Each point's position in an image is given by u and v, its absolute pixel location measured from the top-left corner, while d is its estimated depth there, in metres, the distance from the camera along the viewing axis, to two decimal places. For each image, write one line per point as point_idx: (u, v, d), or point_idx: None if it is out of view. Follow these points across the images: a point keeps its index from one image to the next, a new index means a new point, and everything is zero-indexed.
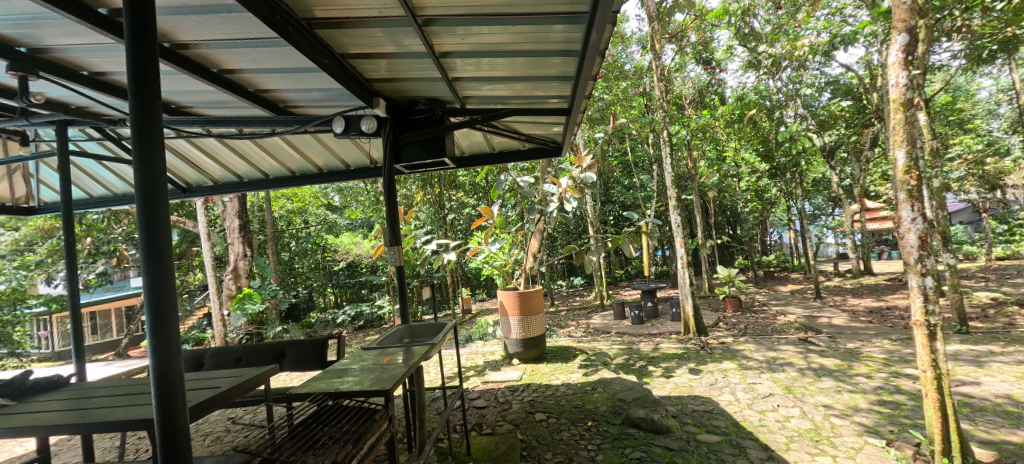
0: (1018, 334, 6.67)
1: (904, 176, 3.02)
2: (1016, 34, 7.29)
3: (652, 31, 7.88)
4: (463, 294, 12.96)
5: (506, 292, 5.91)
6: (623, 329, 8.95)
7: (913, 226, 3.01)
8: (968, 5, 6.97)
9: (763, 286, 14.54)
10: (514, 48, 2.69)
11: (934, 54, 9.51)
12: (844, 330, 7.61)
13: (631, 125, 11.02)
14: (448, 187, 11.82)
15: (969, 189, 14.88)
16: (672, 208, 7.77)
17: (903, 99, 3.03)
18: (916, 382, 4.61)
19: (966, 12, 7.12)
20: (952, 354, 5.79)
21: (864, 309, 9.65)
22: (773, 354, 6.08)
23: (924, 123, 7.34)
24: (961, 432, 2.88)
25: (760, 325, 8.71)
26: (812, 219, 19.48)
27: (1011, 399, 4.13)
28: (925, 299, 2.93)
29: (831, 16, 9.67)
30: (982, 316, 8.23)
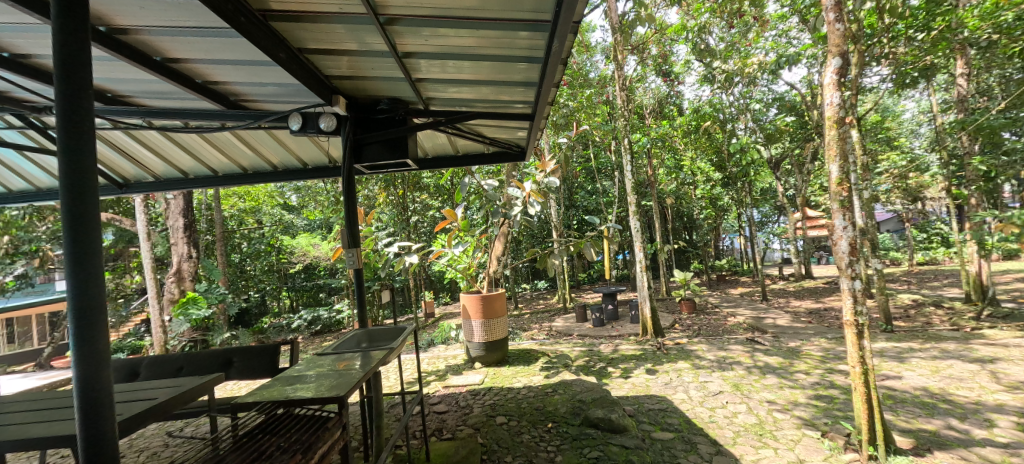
0: (934, 332, 7.38)
1: (838, 188, 3.27)
2: (932, 62, 8.14)
3: (615, 41, 8.14)
4: (427, 298, 12.74)
5: (469, 295, 5.88)
6: (584, 332, 9.14)
7: (845, 233, 3.26)
8: (893, 35, 7.74)
9: (716, 289, 15.30)
10: (479, 52, 2.70)
11: (866, 77, 10.42)
12: (787, 330, 8.14)
13: (595, 132, 11.31)
14: (413, 189, 11.63)
15: (895, 201, 16.32)
16: (632, 213, 8.00)
17: (837, 117, 3.28)
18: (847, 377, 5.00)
19: (892, 41, 7.90)
20: (879, 351, 6.31)
21: (805, 310, 10.34)
22: (724, 353, 6.38)
23: (856, 140, 8.04)
24: (884, 422, 3.14)
25: (712, 326, 9.15)
26: (760, 225, 20.71)
27: (929, 391, 4.56)
28: (854, 300, 3.19)
29: (777, 37, 10.30)
30: (903, 316, 9.07)
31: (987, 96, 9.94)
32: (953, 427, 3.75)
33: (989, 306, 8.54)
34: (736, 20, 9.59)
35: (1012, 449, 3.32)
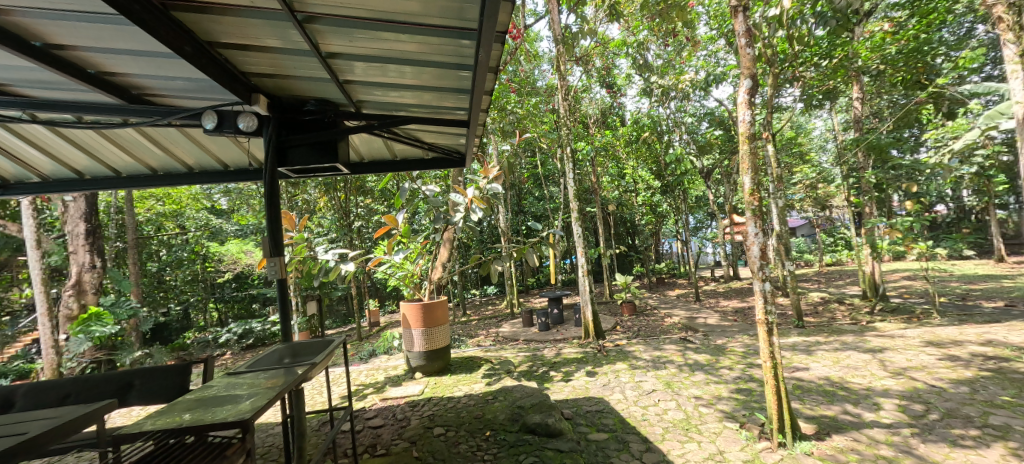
0: (838, 326, 8.25)
1: (750, 198, 3.57)
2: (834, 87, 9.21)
3: (558, 52, 8.36)
4: (371, 306, 12.27)
5: (409, 303, 5.73)
6: (530, 336, 9.23)
7: (757, 239, 3.54)
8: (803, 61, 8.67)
9: (655, 292, 16.11)
10: (408, 57, 2.66)
11: (781, 97, 11.55)
12: (716, 329, 8.73)
13: (542, 140, 11.55)
14: (357, 193, 11.20)
15: (807, 208, 18.12)
16: (575, 219, 8.21)
17: (749, 133, 3.59)
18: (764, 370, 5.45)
19: (802, 66, 8.86)
20: (792, 345, 6.94)
21: (732, 309, 11.17)
22: (658, 353, 6.72)
23: (772, 154, 8.89)
24: (790, 411, 3.44)
25: (650, 327, 9.61)
26: (694, 231, 22.11)
27: (830, 380, 5.08)
28: (765, 300, 3.48)
29: (707, 57, 11.09)
30: (813, 312, 10.09)
31: (878, 118, 11.36)
32: (848, 412, 4.20)
33: (881, 301, 9.71)
34: (671, 39, 10.25)
35: (893, 429, 3.77)
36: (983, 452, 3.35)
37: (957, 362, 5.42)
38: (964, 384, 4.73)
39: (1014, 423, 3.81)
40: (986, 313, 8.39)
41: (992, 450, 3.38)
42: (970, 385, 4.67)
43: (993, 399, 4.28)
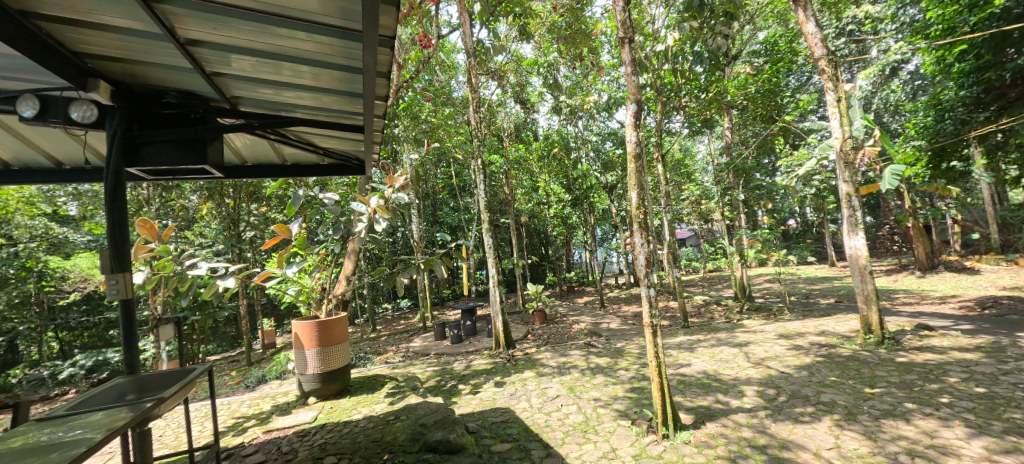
0: (717, 325, 9.34)
1: (637, 212, 3.94)
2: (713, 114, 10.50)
3: (469, 66, 8.30)
4: (264, 327, 11.04)
5: (302, 321, 5.22)
6: (441, 350, 8.99)
7: (643, 249, 3.87)
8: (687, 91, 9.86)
9: (564, 300, 16.83)
10: (288, 53, 2.48)
11: (671, 122, 12.91)
12: (617, 332, 9.34)
13: (456, 151, 11.50)
14: (248, 200, 10.05)
15: (693, 221, 20.41)
16: (485, 231, 8.22)
17: (635, 153, 4.00)
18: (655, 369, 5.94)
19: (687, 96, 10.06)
20: (680, 344, 7.68)
21: (632, 314, 12.10)
22: (564, 359, 6.97)
23: (663, 174, 9.92)
24: (672, 405, 3.77)
25: (559, 334, 9.96)
26: (599, 241, 23.61)
27: (707, 373, 5.71)
28: (650, 305, 3.80)
29: (611, 82, 12.01)
30: (697, 313, 11.38)
31: (745, 144, 13.23)
32: (720, 401, 4.76)
33: (748, 302, 11.22)
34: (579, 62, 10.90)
35: (753, 412, 4.35)
36: (817, 426, 4.00)
37: (801, 351, 6.44)
38: (805, 369, 5.63)
39: (838, 398, 4.62)
40: (822, 308, 10.13)
41: (823, 423, 4.07)
42: (809, 369, 5.58)
43: (825, 380, 5.15)
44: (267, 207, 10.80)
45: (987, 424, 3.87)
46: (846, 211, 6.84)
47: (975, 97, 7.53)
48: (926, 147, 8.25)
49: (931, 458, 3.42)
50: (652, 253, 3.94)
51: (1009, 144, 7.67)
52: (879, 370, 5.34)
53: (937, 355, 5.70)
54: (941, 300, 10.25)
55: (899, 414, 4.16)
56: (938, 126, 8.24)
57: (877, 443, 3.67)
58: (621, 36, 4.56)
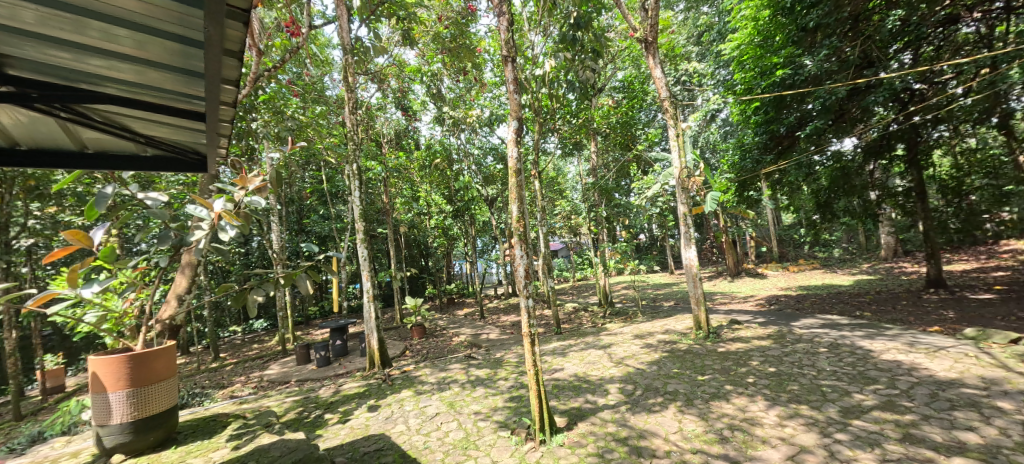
0: (585, 330, 10.10)
1: (517, 225, 3.99)
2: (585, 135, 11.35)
3: (346, 62, 7.67)
4: (52, 365, 8.49)
5: (99, 357, 3.98)
6: (305, 375, 7.97)
7: (523, 260, 3.96)
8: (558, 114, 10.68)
9: (444, 312, 16.54)
10: (94, 7, 1.95)
11: (546, 142, 13.73)
12: (496, 343, 9.46)
13: (328, 154, 10.51)
14: (30, 200, 7.67)
15: (564, 234, 22.02)
16: (360, 241, 7.57)
17: (516, 168, 4.12)
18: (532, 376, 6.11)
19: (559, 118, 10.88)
20: (553, 350, 8.06)
21: (509, 323, 12.45)
22: (444, 374, 6.74)
23: (539, 189, 10.47)
24: (548, 411, 3.89)
25: (438, 348, 9.68)
26: (479, 253, 23.92)
27: (577, 376, 6.09)
28: (528, 316, 3.87)
29: (493, 99, 12.33)
30: (568, 319, 12.27)
31: (608, 166, 14.74)
32: (588, 401, 5.10)
33: (610, 307, 12.43)
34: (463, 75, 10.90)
35: (616, 408, 4.74)
36: (667, 415, 4.52)
37: (652, 348, 7.29)
38: (656, 364, 6.36)
39: (680, 387, 5.30)
40: (666, 309, 11.72)
41: (669, 411, 4.63)
42: (658, 364, 6.33)
43: (670, 372, 5.87)
44: (63, 209, 8.40)
45: (777, 396, 4.79)
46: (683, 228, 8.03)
47: (765, 144, 9.69)
48: (735, 178, 10.21)
49: (745, 430, 4.11)
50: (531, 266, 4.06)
51: (784, 180, 10.00)
52: (707, 360, 6.30)
53: (745, 344, 6.96)
54: (746, 299, 12.73)
55: (722, 395, 4.93)
56: (743, 163, 10.28)
57: (709, 423, 4.30)
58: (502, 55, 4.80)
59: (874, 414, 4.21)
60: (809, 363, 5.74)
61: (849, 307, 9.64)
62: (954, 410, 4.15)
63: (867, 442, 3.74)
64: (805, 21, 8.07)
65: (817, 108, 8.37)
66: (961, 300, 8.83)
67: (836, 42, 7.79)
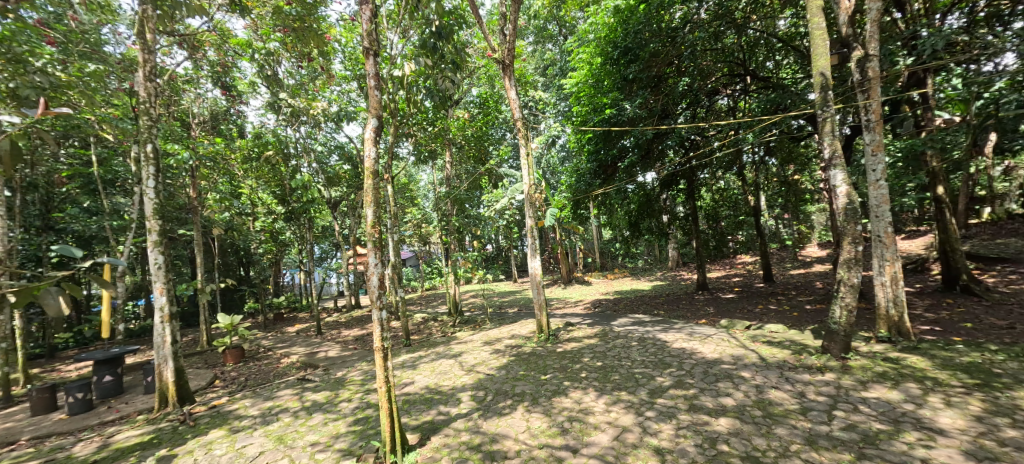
0: (434, 340, 9.86)
1: (371, 231, 3.77)
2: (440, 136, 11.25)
3: (143, 14, 6.01)
4: None
5: None
6: (46, 428, 5.76)
7: (377, 269, 3.80)
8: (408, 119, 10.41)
9: (270, 330, 14.30)
10: None
11: (399, 147, 13.13)
12: (335, 361, 8.52)
13: (110, 130, 8.13)
14: None
15: (414, 242, 21.46)
16: (152, 245, 5.79)
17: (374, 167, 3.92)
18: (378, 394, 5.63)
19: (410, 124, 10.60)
20: (401, 363, 7.61)
21: (352, 338, 11.45)
22: (270, 403, 5.69)
23: (390, 194, 9.90)
24: (400, 427, 3.70)
25: (262, 373, 8.24)
26: (317, 261, 21.52)
27: (429, 389, 5.84)
28: (381, 329, 3.53)
29: (341, 93, 11.29)
30: (416, 331, 11.90)
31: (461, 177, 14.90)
32: (440, 413, 4.91)
33: (460, 316, 12.45)
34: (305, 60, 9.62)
35: (469, 417, 4.71)
36: (518, 416, 4.64)
37: (500, 354, 7.46)
38: (504, 368, 6.50)
39: (526, 388, 5.49)
40: (512, 316, 12.27)
41: (518, 412, 4.74)
42: (505, 368, 6.47)
43: (517, 375, 6.06)
44: None
45: (604, 386, 5.31)
46: (529, 238, 8.48)
47: (595, 170, 10.86)
48: (571, 197, 11.32)
49: (580, 419, 4.42)
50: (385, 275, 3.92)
51: (606, 202, 11.34)
52: (549, 360, 6.70)
53: (578, 343, 7.65)
54: (578, 304, 14.21)
55: (562, 391, 5.26)
56: (577, 185, 11.50)
57: (551, 418, 4.51)
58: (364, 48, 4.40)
59: (669, 392, 4.92)
60: (626, 355, 6.58)
61: (650, 307, 11.57)
62: (716, 381, 5.08)
63: (665, 415, 4.32)
64: (627, 72, 9.46)
65: (631, 144, 9.84)
66: (722, 299, 11.41)
67: (645, 94, 9.41)
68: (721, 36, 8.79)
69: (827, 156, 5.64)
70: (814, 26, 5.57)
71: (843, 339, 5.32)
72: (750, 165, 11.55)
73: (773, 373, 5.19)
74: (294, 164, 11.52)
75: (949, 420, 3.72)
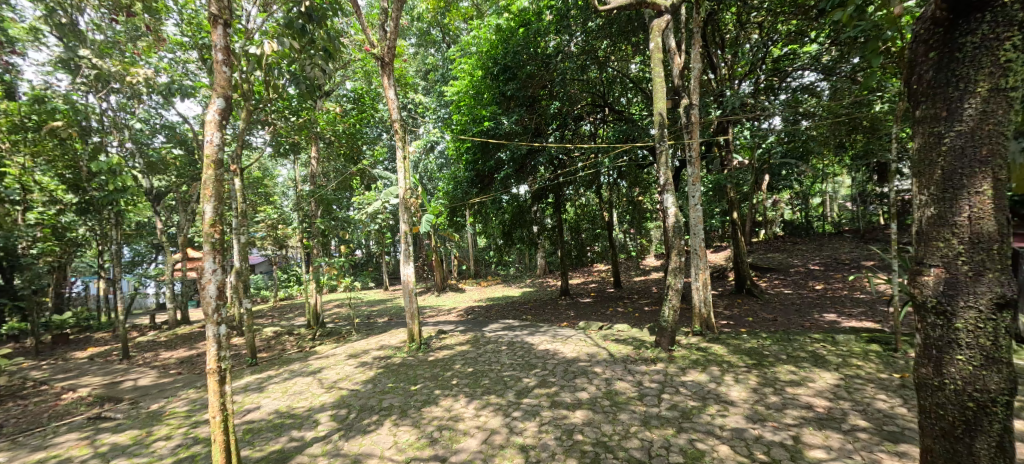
0: (285, 357, 8.83)
1: (211, 229, 3.84)
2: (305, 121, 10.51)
3: None
4: None
5: None
6: None
7: (213, 276, 3.86)
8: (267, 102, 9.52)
9: (51, 357, 11.14)
10: None
11: (252, 135, 11.54)
12: (150, 391, 7.04)
13: None
14: None
15: (267, 246, 19.02)
16: None
17: (215, 157, 3.93)
18: (211, 426, 4.84)
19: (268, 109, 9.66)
20: (242, 387, 6.62)
21: (175, 361, 9.75)
22: (45, 455, 4.43)
23: (237, 188, 8.68)
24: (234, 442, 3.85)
25: (34, 415, 6.36)
26: (129, 267, 17.49)
27: (278, 413, 5.23)
28: (218, 348, 3.64)
29: (174, 63, 9.50)
30: (266, 348, 10.53)
31: (328, 176, 13.76)
32: (292, 440, 4.44)
33: (321, 328, 11.39)
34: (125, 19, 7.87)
35: (327, 439, 4.37)
36: (380, 431, 4.45)
37: (366, 367, 7.03)
38: (369, 382, 6.16)
39: (394, 401, 5.28)
40: (380, 326, 11.69)
41: (384, 427, 4.54)
42: (372, 382, 6.13)
43: (384, 388, 5.79)
44: None
45: (474, 391, 5.40)
46: (402, 245, 8.20)
47: (472, 179, 11.04)
48: (447, 204, 11.28)
49: (450, 427, 4.41)
50: (223, 280, 3.99)
51: (482, 210, 11.71)
52: (419, 369, 6.56)
53: (450, 350, 7.65)
54: (450, 311, 14.20)
55: (432, 400, 5.19)
56: (454, 192, 11.46)
57: (421, 429, 4.41)
58: (209, 18, 4.09)
59: (534, 391, 5.22)
60: (495, 360, 6.79)
61: (517, 313, 12.16)
62: (574, 378, 5.58)
63: (530, 413, 4.57)
64: (505, 88, 9.95)
65: (507, 157, 10.25)
66: (579, 303, 12.59)
67: (521, 111, 9.97)
68: (586, 69, 9.82)
69: (662, 182, 6.70)
70: (653, 74, 6.57)
71: (670, 334, 6.29)
72: (606, 184, 13.03)
73: (619, 367, 5.91)
74: (95, 144, 8.93)
75: (738, 392, 4.68)
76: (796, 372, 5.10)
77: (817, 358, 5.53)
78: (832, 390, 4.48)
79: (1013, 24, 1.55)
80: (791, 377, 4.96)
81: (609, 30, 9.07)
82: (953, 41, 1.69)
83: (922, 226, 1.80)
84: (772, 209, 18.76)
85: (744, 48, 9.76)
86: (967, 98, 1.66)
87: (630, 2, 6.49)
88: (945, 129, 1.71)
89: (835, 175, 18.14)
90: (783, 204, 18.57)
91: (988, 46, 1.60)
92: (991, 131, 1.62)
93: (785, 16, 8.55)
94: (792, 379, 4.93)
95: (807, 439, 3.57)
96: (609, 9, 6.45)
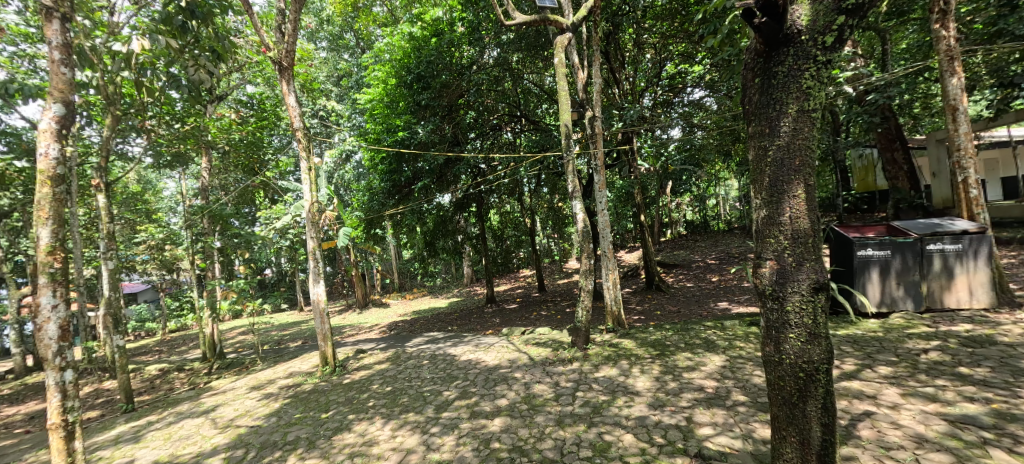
0: (173, 398, 7.74)
1: (49, 257, 3.51)
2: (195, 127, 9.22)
3: None
4: None
5: None
6: None
7: (53, 314, 3.51)
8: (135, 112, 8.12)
9: None
10: None
11: (125, 143, 9.99)
12: None
13: None
14: None
15: (150, 269, 16.67)
16: None
17: (52, 172, 3.58)
18: None
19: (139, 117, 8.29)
20: (112, 438, 5.66)
21: (23, 418, 8.04)
22: None
23: (103, 206, 7.41)
24: None
25: None
26: None
27: None
28: (64, 397, 3.53)
29: (15, 58, 7.97)
30: (148, 389, 9.12)
31: (225, 190, 12.37)
32: None
33: (218, 361, 10.21)
34: None
35: None
36: None
37: (270, 398, 6.41)
38: (273, 415, 5.62)
39: (301, 433, 4.88)
40: (291, 351, 10.76)
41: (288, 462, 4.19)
42: (277, 414, 5.61)
43: (290, 419, 5.33)
44: None
45: (392, 411, 5.18)
46: (312, 263, 7.59)
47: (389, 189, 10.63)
48: (363, 216, 10.67)
49: (363, 453, 4.18)
50: (65, 317, 3.64)
51: (402, 222, 11.15)
52: (333, 394, 6.15)
53: (368, 370, 7.28)
54: (371, 329, 13.46)
55: (345, 426, 4.88)
56: (370, 204, 10.83)
57: (330, 459, 4.14)
58: (40, 11, 3.61)
59: (454, 404, 5.14)
60: (416, 375, 6.58)
61: (443, 324, 11.93)
62: (495, 385, 5.61)
63: (449, 427, 4.49)
64: (420, 97, 9.79)
65: (425, 168, 10.02)
66: (504, 309, 12.74)
67: (438, 121, 9.86)
68: (501, 80, 10.05)
69: (571, 191, 7.03)
70: (559, 88, 6.83)
71: (585, 333, 6.59)
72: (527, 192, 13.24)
73: (538, 369, 6.08)
74: None
75: (643, 382, 5.05)
76: (692, 358, 5.63)
77: (708, 343, 6.16)
78: (720, 372, 5.02)
79: (808, 58, 1.93)
80: (688, 363, 5.47)
81: (519, 45, 9.35)
82: (769, 69, 2.04)
83: (759, 224, 2.13)
84: (675, 211, 20.66)
85: (641, 66, 10.62)
86: (782, 118, 2.01)
87: (535, 18, 6.70)
88: (769, 143, 2.06)
89: (724, 179, 20.47)
90: (684, 206, 20.53)
91: (793, 75, 1.96)
92: (801, 145, 1.99)
93: (674, 39, 9.50)
94: (689, 364, 5.43)
95: (698, 418, 3.95)
96: (514, 24, 6.59)
